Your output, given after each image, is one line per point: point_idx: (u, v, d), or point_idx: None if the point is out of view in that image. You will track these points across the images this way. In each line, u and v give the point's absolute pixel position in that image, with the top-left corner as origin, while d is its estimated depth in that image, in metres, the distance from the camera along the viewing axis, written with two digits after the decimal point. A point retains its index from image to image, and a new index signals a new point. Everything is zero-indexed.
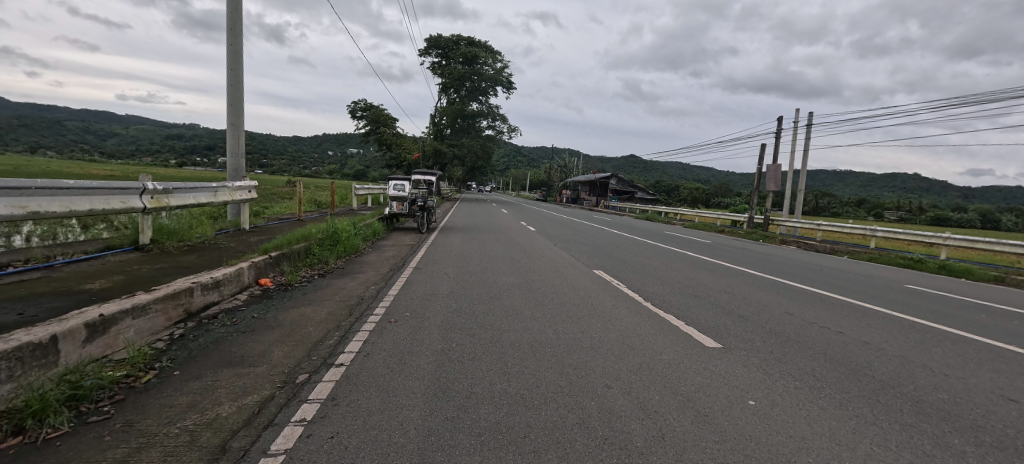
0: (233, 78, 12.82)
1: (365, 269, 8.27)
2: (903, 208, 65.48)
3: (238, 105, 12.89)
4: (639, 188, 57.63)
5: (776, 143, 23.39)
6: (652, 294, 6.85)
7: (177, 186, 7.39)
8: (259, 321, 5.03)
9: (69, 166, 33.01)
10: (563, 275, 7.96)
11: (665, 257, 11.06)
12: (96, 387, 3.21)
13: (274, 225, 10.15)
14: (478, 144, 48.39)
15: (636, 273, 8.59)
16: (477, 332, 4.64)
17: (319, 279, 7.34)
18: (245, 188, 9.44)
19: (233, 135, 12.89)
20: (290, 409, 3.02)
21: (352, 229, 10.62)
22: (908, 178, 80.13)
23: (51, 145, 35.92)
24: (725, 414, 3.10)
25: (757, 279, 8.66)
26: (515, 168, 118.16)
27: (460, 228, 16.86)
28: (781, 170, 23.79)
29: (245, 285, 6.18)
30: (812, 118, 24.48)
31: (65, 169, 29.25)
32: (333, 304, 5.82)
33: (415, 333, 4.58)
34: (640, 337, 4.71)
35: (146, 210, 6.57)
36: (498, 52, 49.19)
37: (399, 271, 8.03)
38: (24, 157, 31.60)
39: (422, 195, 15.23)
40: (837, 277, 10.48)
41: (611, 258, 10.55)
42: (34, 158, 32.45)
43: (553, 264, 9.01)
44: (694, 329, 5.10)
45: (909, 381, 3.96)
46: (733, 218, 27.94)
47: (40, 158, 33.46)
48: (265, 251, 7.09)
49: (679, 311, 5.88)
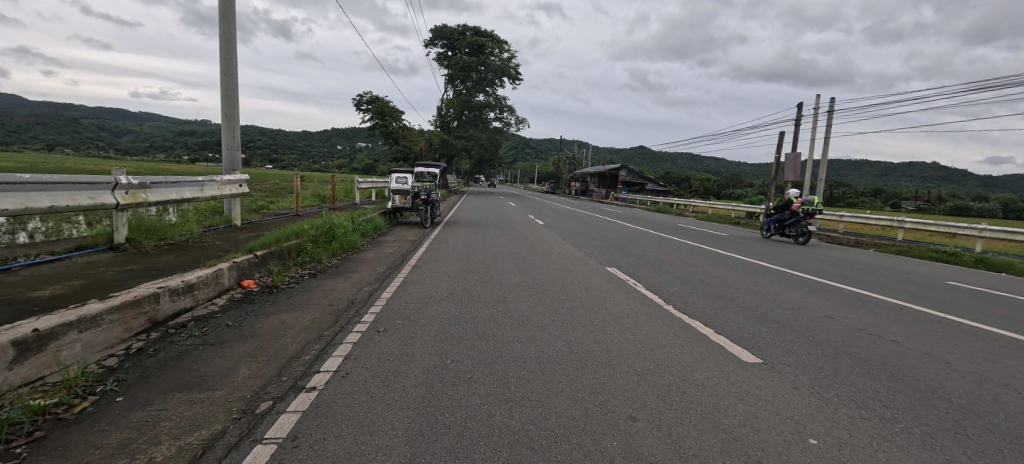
0: (225, 67, 12.27)
1: (361, 268, 7.71)
2: (920, 199, 63.73)
3: (232, 95, 12.36)
4: (650, 180, 55.81)
5: (794, 131, 22.34)
6: (673, 295, 6.19)
7: (157, 181, 6.83)
8: (232, 331, 4.46)
9: (82, 163, 33.75)
10: (572, 273, 7.35)
11: (681, 252, 10.37)
12: (11, 423, 2.65)
13: (268, 221, 9.66)
14: (485, 135, 47.59)
15: (652, 270, 7.93)
16: (477, 344, 4.03)
17: (309, 279, 6.78)
18: (234, 183, 8.87)
19: (229, 127, 12.40)
20: (239, 453, 2.43)
21: (350, 224, 10.07)
22: (926, 167, 77.93)
23: (68, 143, 36.97)
24: (782, 458, 2.47)
25: (786, 276, 7.93)
26: (523, 161, 116.98)
27: (463, 222, 16.22)
28: (800, 159, 22.75)
29: (225, 288, 5.63)
30: (832, 104, 23.42)
31: (80, 166, 29.55)
32: (318, 310, 5.24)
33: (404, 346, 3.98)
34: (664, 349, 4.07)
35: (118, 207, 6.02)
36: (503, 41, 48.21)
37: (396, 270, 7.44)
38: (40, 155, 32.55)
39: (425, 188, 14.64)
40: (868, 273, 9.75)
41: (625, 253, 9.89)
42: (49, 156, 33.29)
43: (562, 261, 8.40)
44: (725, 339, 4.46)
45: (995, 407, 3.28)
46: (749, 210, 26.95)
47: (53, 155, 33.92)
48: (250, 250, 6.53)
49: (705, 316, 5.22)
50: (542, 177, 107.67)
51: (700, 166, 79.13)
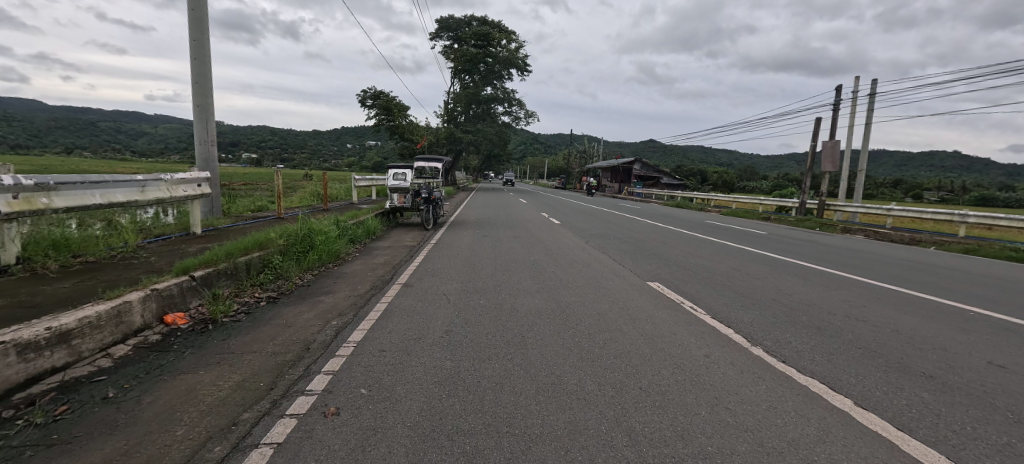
0: (195, 50, 10.72)
1: (338, 286, 6.13)
2: (944, 188, 61.14)
3: (203, 83, 10.82)
4: (665, 173, 53.77)
5: (833, 117, 20.28)
6: (753, 328, 4.51)
7: (69, 181, 5.29)
8: (103, 412, 2.89)
9: (95, 164, 33.71)
10: (607, 291, 5.69)
11: (730, 257, 8.63)
12: None
13: (237, 227, 8.13)
14: (494, 129, 45.91)
15: (707, 286, 6.24)
16: (484, 449, 2.39)
17: (265, 306, 5.21)
18: (190, 182, 7.39)
19: (201, 119, 10.87)
20: None
21: (334, 230, 8.49)
22: (949, 157, 75.12)
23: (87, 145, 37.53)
24: None
25: (879, 293, 6.17)
26: (531, 156, 114.97)
27: (470, 223, 14.56)
28: (839, 148, 20.65)
29: (134, 329, 4.07)
30: (873, 86, 21.35)
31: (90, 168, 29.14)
32: (256, 361, 3.66)
33: (360, 453, 2.36)
34: (800, 454, 2.40)
35: (4, 217, 4.47)
36: (511, 31, 46.34)
37: (381, 289, 5.84)
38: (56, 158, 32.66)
39: (426, 186, 13.03)
40: (966, 281, 7.90)
41: (663, 260, 8.21)
42: (63, 159, 33.38)
43: (590, 274, 6.74)
44: (880, 423, 2.78)
45: None
46: (779, 204, 24.87)
47: (67, 158, 33.98)
48: (185, 270, 4.96)
49: (821, 371, 3.53)
50: (551, 172, 105.70)
51: (714, 158, 76.98)
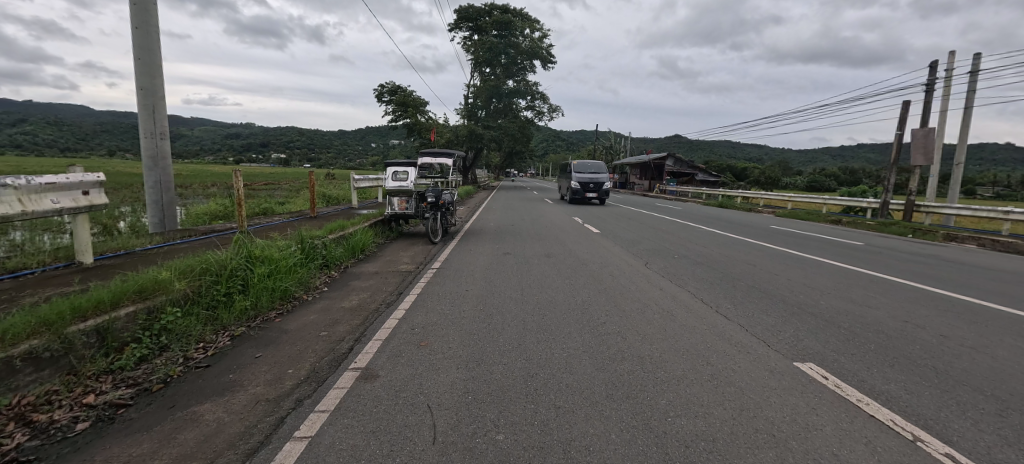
0: (137, 17, 8.38)
1: (255, 368, 3.55)
2: (1003, 182, 55.79)
3: (148, 59, 8.50)
4: (698, 169, 50.14)
5: (926, 100, 16.73)
6: None
7: None
8: None
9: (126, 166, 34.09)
10: (747, 403, 2.91)
11: (878, 295, 5.66)
12: None
13: (147, 253, 5.65)
14: (516, 125, 43.31)
15: (915, 379, 3.38)
16: None
17: (77, 439, 2.64)
18: (66, 192, 4.97)
19: (145, 106, 8.54)
20: None
21: (292, 254, 5.94)
22: (1000, 149, 69.29)
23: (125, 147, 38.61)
24: None
25: None
26: (553, 153, 111.30)
27: (488, 233, 11.85)
28: (932, 138, 17.04)
29: None
30: (973, 61, 17.60)
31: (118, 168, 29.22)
32: None
33: None
34: None
35: None
36: (534, 19, 43.49)
37: (320, 384, 3.20)
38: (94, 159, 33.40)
39: (433, 187, 10.34)
40: None
41: (781, 302, 5.32)
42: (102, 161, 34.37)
43: (686, 341, 3.94)
44: None
45: None
46: (847, 204, 21.31)
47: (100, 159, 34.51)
48: None
49: None
50: None
51: (741, 153, 73.42)
